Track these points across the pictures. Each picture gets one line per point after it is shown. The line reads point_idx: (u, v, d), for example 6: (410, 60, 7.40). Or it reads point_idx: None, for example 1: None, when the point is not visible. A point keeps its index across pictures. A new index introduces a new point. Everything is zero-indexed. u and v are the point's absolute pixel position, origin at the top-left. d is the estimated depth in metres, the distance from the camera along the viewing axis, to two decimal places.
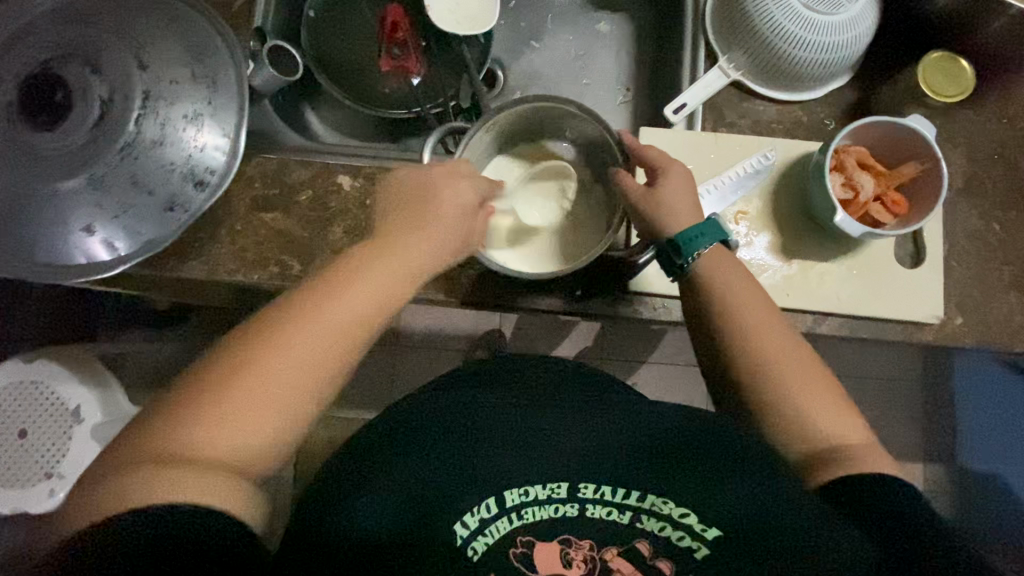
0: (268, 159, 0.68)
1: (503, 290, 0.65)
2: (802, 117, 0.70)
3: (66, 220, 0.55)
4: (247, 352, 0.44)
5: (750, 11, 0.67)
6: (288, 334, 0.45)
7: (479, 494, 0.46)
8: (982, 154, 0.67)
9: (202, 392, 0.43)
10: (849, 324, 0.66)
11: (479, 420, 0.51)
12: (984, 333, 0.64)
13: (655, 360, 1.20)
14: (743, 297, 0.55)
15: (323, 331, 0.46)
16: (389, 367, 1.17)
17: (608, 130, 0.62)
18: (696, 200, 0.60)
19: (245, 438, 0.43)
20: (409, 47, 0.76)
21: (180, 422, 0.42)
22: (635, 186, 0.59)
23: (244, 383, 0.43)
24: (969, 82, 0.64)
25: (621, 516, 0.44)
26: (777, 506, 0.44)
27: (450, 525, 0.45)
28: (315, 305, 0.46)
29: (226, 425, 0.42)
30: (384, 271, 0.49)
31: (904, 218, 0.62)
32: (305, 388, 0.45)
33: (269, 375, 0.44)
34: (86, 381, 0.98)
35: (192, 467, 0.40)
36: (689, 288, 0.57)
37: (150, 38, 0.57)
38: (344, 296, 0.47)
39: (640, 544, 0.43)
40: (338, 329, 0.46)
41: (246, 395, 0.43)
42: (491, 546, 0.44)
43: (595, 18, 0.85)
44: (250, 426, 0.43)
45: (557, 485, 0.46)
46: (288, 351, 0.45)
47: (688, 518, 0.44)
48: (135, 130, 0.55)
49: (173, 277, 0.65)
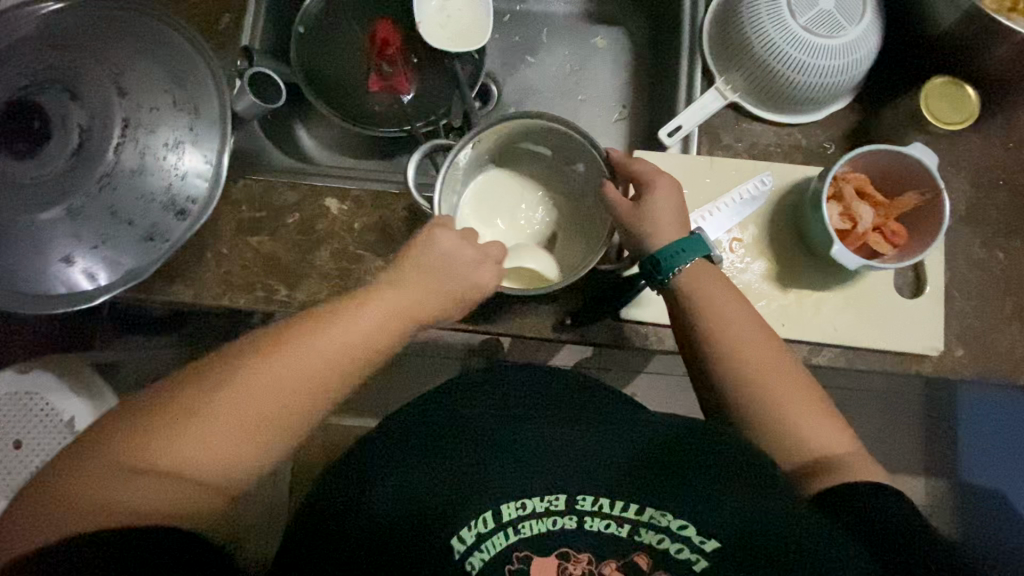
0: (254, 181, 0.66)
1: (485, 309, 0.63)
2: (801, 140, 0.68)
3: (45, 249, 0.54)
4: (235, 379, 0.45)
5: (748, 32, 0.65)
6: (244, 390, 0.45)
7: (476, 505, 0.44)
8: (986, 180, 0.65)
9: (197, 399, 0.44)
10: (846, 356, 0.64)
11: (472, 428, 0.49)
12: (986, 366, 0.63)
13: (652, 371, 1.18)
14: (733, 318, 0.53)
15: (319, 360, 0.47)
16: (383, 378, 1.15)
17: (592, 145, 0.61)
18: (683, 211, 0.58)
19: (235, 434, 0.44)
20: (399, 65, 0.77)
21: (165, 434, 0.43)
22: (623, 202, 0.59)
23: (237, 392, 0.44)
24: (973, 108, 0.61)
25: (620, 529, 0.42)
26: (776, 517, 0.42)
27: (444, 541, 0.43)
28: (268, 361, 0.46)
29: (223, 443, 0.43)
30: (347, 339, 0.48)
31: (905, 248, 0.61)
32: (270, 437, 0.45)
33: (256, 416, 0.45)
34: (83, 393, 0.94)
35: (159, 485, 0.41)
36: (676, 305, 0.55)
37: (129, 64, 0.56)
38: (328, 352, 0.47)
39: (639, 558, 0.42)
40: (339, 354, 0.48)
41: (213, 429, 0.43)
42: (490, 560, 0.42)
43: (591, 33, 0.84)
44: (238, 431, 0.44)
45: (555, 497, 0.44)
46: (278, 371, 0.46)
47: (687, 530, 0.42)
48: (114, 159, 0.55)
49: (156, 301, 0.63)
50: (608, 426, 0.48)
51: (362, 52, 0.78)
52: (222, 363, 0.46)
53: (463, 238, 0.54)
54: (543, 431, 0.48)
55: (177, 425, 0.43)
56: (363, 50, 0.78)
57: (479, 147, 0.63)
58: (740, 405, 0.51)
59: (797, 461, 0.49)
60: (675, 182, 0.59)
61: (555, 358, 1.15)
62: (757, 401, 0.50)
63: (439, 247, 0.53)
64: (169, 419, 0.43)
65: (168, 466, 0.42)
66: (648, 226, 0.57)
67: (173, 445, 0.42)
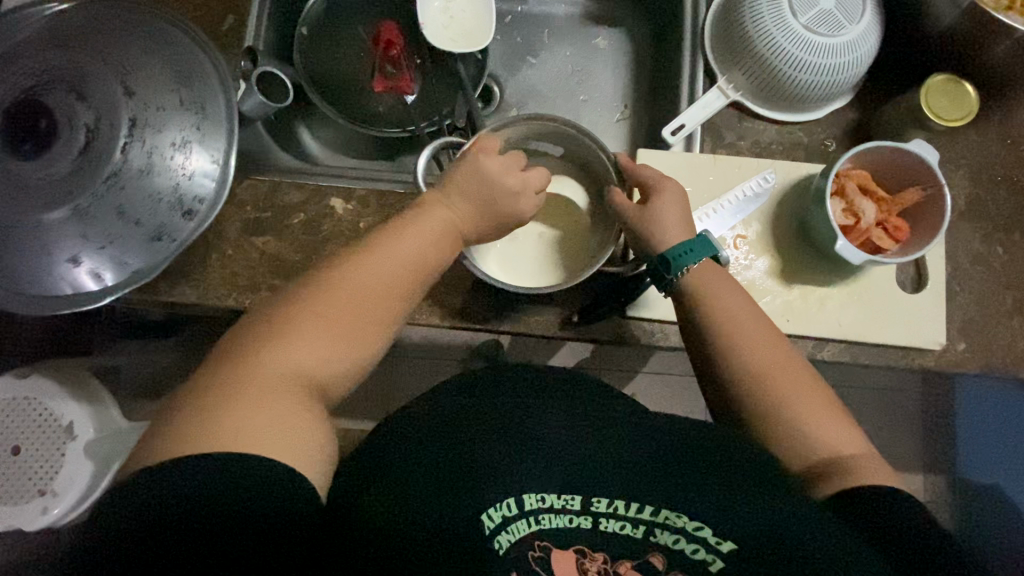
0: (259, 181, 0.66)
1: (492, 308, 0.64)
2: (802, 138, 0.69)
3: (52, 250, 0.54)
4: (316, 295, 0.49)
5: (750, 32, 0.66)
6: (323, 298, 0.49)
7: (500, 490, 0.44)
8: (985, 176, 0.66)
9: (281, 317, 0.48)
10: (850, 351, 0.64)
11: (500, 408, 0.49)
12: (988, 359, 0.63)
13: (652, 370, 1.18)
14: (739, 316, 0.54)
15: (389, 269, 0.51)
16: (384, 380, 1.15)
17: (603, 150, 0.61)
18: (689, 216, 0.59)
19: (324, 339, 0.47)
20: (404, 66, 0.77)
21: (264, 349, 0.45)
22: (630, 204, 0.59)
23: (320, 305, 0.48)
24: (972, 104, 0.62)
25: (634, 529, 0.43)
26: (793, 517, 0.41)
27: (471, 520, 0.43)
28: (339, 278, 0.50)
29: (310, 347, 0.47)
30: (416, 243, 0.53)
31: (907, 243, 0.61)
32: (353, 341, 0.49)
33: (335, 324, 0.48)
34: (81, 399, 0.94)
35: (245, 403, 0.42)
36: (682, 306, 0.56)
37: (136, 63, 0.56)
38: (395, 259, 0.52)
39: (654, 558, 0.42)
40: (405, 268, 0.52)
41: (294, 334, 0.47)
42: (516, 542, 0.42)
43: (592, 34, 0.84)
44: (327, 334, 0.48)
45: (571, 496, 0.44)
46: (351, 283, 0.50)
47: (702, 531, 0.42)
48: (121, 158, 0.54)
49: (162, 302, 0.63)
50: (631, 418, 0.49)
51: (365, 53, 0.78)
52: (298, 292, 0.50)
53: (504, 165, 0.58)
54: (575, 413, 0.49)
55: (267, 335, 0.47)
56: (366, 50, 0.78)
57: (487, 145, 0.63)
58: (751, 401, 0.51)
59: (806, 456, 0.49)
60: (680, 187, 0.60)
61: (557, 358, 1.15)
62: (765, 394, 0.51)
63: (485, 169, 0.56)
64: (262, 340, 0.46)
65: (270, 368, 0.45)
66: (655, 225, 0.58)
67: (271, 352, 0.45)
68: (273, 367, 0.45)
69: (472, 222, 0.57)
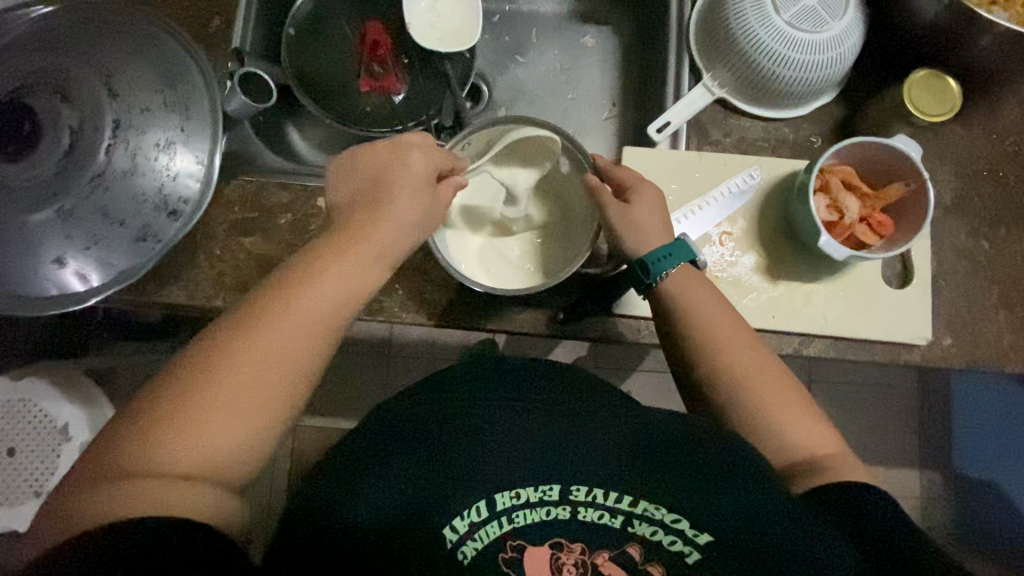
0: (246, 182, 0.66)
1: (478, 307, 0.64)
2: (788, 134, 0.69)
3: (37, 251, 0.54)
4: (220, 352, 0.44)
5: (734, 29, 0.66)
6: (230, 372, 0.44)
7: (470, 494, 0.44)
8: (970, 170, 0.66)
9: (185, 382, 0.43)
10: (836, 347, 0.65)
11: (464, 413, 0.48)
12: (974, 354, 0.63)
13: (646, 368, 1.18)
14: (719, 310, 0.55)
15: (301, 313, 0.47)
16: (379, 379, 1.15)
17: (580, 151, 0.63)
18: (668, 217, 0.59)
19: (228, 402, 0.43)
20: (390, 66, 0.77)
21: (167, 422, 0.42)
22: (610, 202, 0.59)
23: (224, 362, 0.44)
24: (955, 99, 0.62)
25: (613, 519, 0.42)
26: (769, 508, 0.42)
27: (438, 531, 0.43)
28: (240, 342, 0.45)
29: (214, 416, 0.42)
30: (334, 288, 0.48)
31: (891, 239, 0.62)
32: (263, 397, 0.44)
33: (237, 384, 0.43)
34: (75, 400, 0.94)
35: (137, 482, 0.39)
36: (659, 307, 0.56)
37: (120, 65, 0.57)
38: (303, 301, 0.47)
39: (633, 549, 0.42)
40: (320, 309, 0.47)
41: (198, 409, 0.42)
42: (481, 550, 0.42)
43: (581, 33, 0.84)
44: (234, 399, 0.43)
45: (549, 488, 0.44)
46: (260, 335, 0.45)
47: (681, 523, 0.42)
48: (106, 160, 0.54)
49: (150, 303, 0.63)
50: (603, 418, 0.48)
51: (352, 53, 0.78)
52: (203, 348, 0.45)
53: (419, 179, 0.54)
54: (543, 417, 0.48)
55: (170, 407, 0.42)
56: (354, 50, 0.78)
57: (463, 151, 0.64)
58: (733, 397, 0.51)
59: (784, 452, 0.49)
60: (660, 189, 0.60)
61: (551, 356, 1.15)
62: (748, 388, 0.51)
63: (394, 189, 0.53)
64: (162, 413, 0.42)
65: (169, 442, 0.41)
66: (632, 228, 0.58)
67: (168, 431, 0.41)
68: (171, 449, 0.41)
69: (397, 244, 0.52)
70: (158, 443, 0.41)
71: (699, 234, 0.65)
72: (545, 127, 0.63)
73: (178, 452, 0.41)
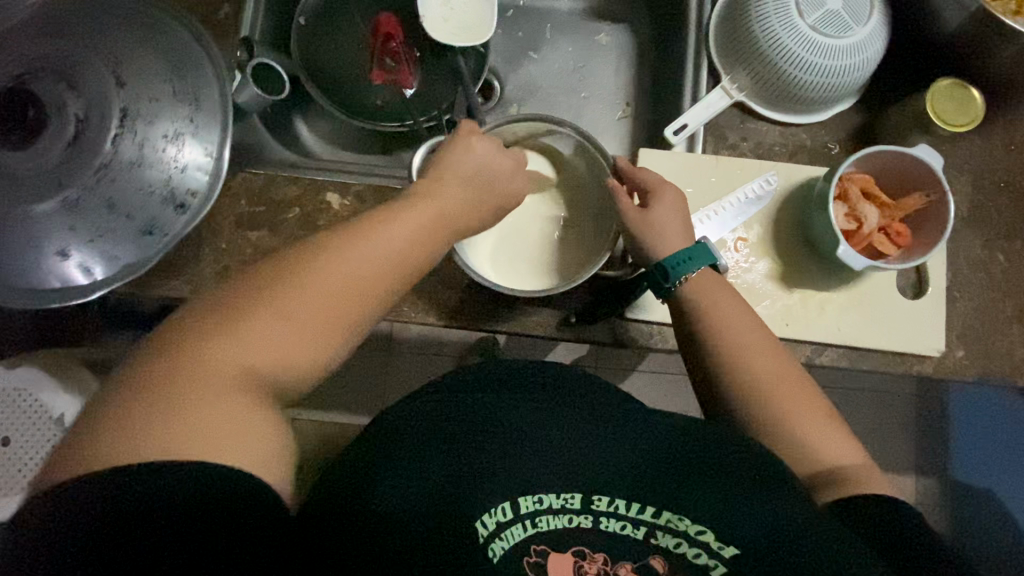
0: (254, 174, 0.65)
1: (486, 308, 0.63)
2: (806, 140, 0.68)
3: (40, 242, 0.53)
4: (289, 270, 0.44)
5: (755, 31, 0.65)
6: (293, 293, 0.43)
7: (497, 494, 0.43)
8: (988, 182, 0.66)
9: (243, 306, 0.42)
10: (848, 356, 0.64)
11: (496, 408, 0.48)
12: (987, 367, 0.63)
13: (647, 369, 1.18)
14: (738, 318, 0.54)
15: (376, 250, 0.46)
16: (378, 375, 1.14)
17: (603, 154, 0.62)
18: (688, 221, 0.58)
19: (290, 327, 0.42)
20: (402, 59, 0.75)
21: (225, 346, 0.40)
22: (630, 206, 0.58)
23: (292, 285, 0.43)
24: (977, 110, 0.61)
25: (635, 530, 0.42)
26: (797, 521, 0.41)
27: (468, 524, 0.42)
28: (306, 271, 0.44)
29: (273, 346, 0.41)
30: (401, 237, 0.48)
31: (908, 250, 0.61)
32: (331, 330, 0.44)
33: (300, 304, 0.43)
34: (70, 391, 0.91)
35: (197, 407, 0.37)
36: (678, 311, 0.56)
37: (128, 53, 0.55)
38: (375, 241, 0.47)
39: (656, 561, 0.41)
40: (392, 251, 0.47)
41: (263, 331, 0.41)
42: (509, 550, 0.41)
43: (596, 30, 0.83)
44: (300, 327, 0.42)
45: (570, 496, 0.43)
46: (330, 262, 0.45)
47: (705, 535, 0.41)
48: (112, 151, 0.53)
49: (154, 296, 0.62)
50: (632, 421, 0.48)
51: (362, 44, 0.76)
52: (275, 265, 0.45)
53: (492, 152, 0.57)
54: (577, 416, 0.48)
55: (232, 327, 0.41)
56: (364, 41, 0.76)
57: None
58: (748, 406, 0.51)
59: (803, 466, 0.48)
60: (681, 193, 0.59)
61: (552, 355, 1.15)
62: (766, 398, 0.50)
63: (463, 163, 0.55)
64: (219, 332, 0.41)
65: (228, 359, 0.40)
66: (651, 230, 0.57)
67: (229, 348, 0.40)
68: (220, 368, 0.40)
69: (457, 213, 0.53)
70: (208, 369, 0.39)
71: (713, 240, 0.64)
72: (574, 130, 0.61)
73: (232, 375, 0.40)
